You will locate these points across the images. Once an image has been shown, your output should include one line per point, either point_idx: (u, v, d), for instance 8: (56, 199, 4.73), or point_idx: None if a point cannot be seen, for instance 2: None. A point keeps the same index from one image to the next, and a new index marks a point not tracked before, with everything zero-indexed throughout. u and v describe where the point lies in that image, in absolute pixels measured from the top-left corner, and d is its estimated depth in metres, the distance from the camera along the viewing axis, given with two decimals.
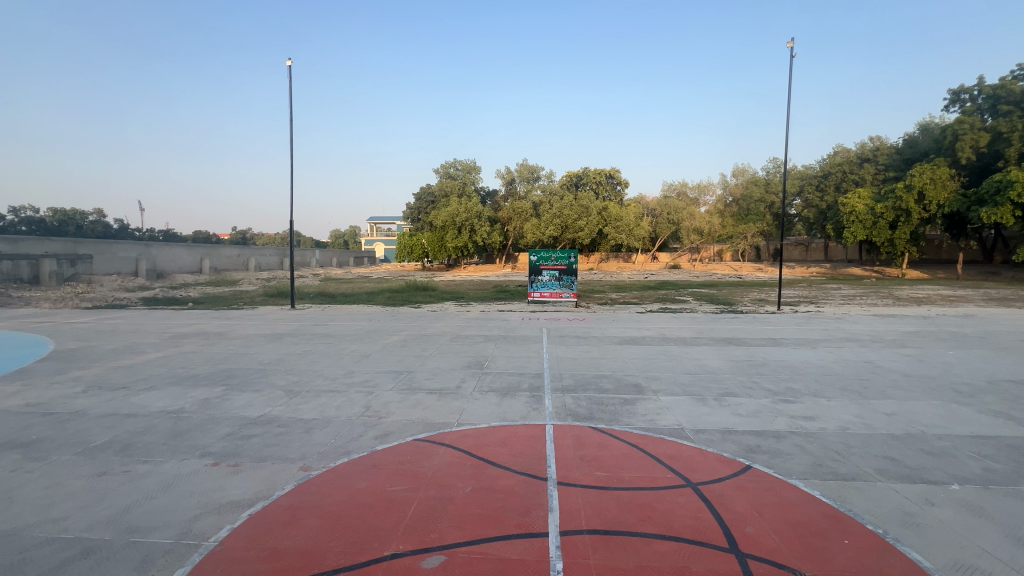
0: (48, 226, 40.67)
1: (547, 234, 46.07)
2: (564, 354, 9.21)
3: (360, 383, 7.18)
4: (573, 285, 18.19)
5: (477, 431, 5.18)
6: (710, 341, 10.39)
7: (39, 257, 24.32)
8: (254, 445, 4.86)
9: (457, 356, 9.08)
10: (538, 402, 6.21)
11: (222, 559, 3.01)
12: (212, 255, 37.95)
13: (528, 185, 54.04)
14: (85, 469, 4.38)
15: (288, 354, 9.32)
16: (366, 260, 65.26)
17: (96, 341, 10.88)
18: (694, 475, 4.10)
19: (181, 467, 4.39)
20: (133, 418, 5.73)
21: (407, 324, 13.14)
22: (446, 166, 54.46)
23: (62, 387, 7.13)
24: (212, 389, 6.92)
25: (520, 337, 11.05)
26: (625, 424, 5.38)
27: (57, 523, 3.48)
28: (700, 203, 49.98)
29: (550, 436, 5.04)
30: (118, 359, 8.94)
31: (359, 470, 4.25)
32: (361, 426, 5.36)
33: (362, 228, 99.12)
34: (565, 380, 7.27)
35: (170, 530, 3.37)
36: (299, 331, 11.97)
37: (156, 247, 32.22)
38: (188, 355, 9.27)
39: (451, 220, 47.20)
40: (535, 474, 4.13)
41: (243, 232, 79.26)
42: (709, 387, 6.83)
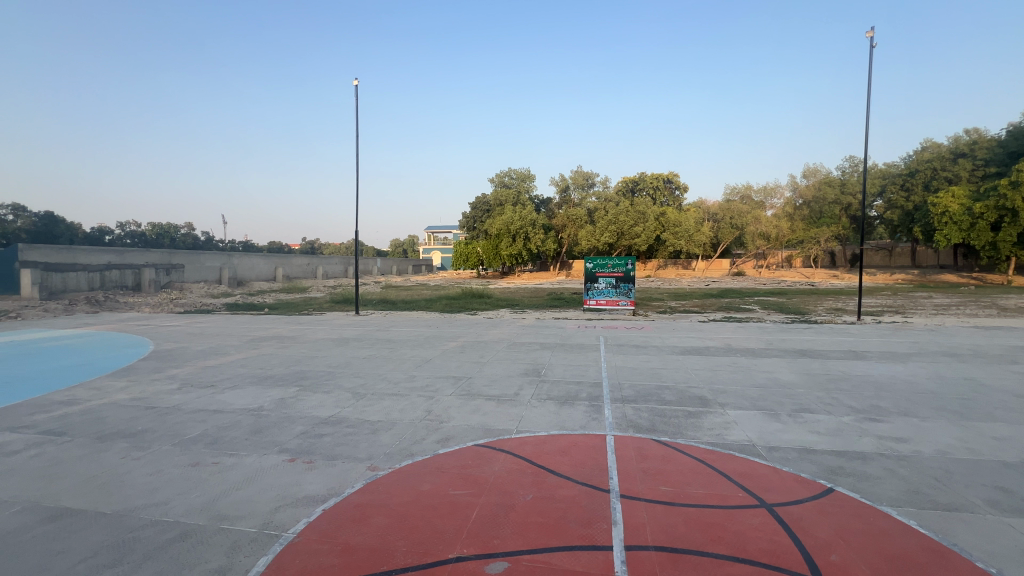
0: (148, 238, 45.44)
1: (602, 241, 45.42)
2: (623, 363, 9.01)
3: (421, 387, 7.40)
4: (630, 293, 17.79)
5: (536, 439, 5.17)
6: (780, 353, 9.77)
7: (140, 266, 27.15)
8: (326, 444, 5.13)
9: (514, 363, 9.12)
10: (597, 412, 6.10)
11: (299, 551, 3.18)
12: (285, 263, 40.71)
13: (583, 192, 53.65)
14: (181, 459, 4.82)
15: (354, 358, 9.77)
16: (424, 268, 67.48)
17: (188, 342, 12.01)
18: (768, 495, 3.86)
19: (262, 461, 4.72)
20: (219, 414, 6.25)
21: (464, 331, 13.38)
22: (502, 175, 55.35)
23: (160, 384, 7.93)
24: (287, 390, 7.40)
25: (576, 345, 10.91)
26: (691, 438, 5.16)
27: (159, 507, 3.85)
28: (766, 207, 47.45)
29: (611, 446, 4.94)
30: (206, 360, 9.79)
31: (422, 472, 4.36)
32: (423, 430, 5.51)
33: (420, 239, 102.48)
34: (625, 390, 7.09)
35: (254, 520, 3.62)
36: (363, 337, 12.54)
37: (236, 257, 35.06)
38: (266, 357, 9.97)
39: (506, 228, 47.83)
40: (597, 485, 4.06)
41: (311, 243, 84.49)
42: (782, 402, 6.40)
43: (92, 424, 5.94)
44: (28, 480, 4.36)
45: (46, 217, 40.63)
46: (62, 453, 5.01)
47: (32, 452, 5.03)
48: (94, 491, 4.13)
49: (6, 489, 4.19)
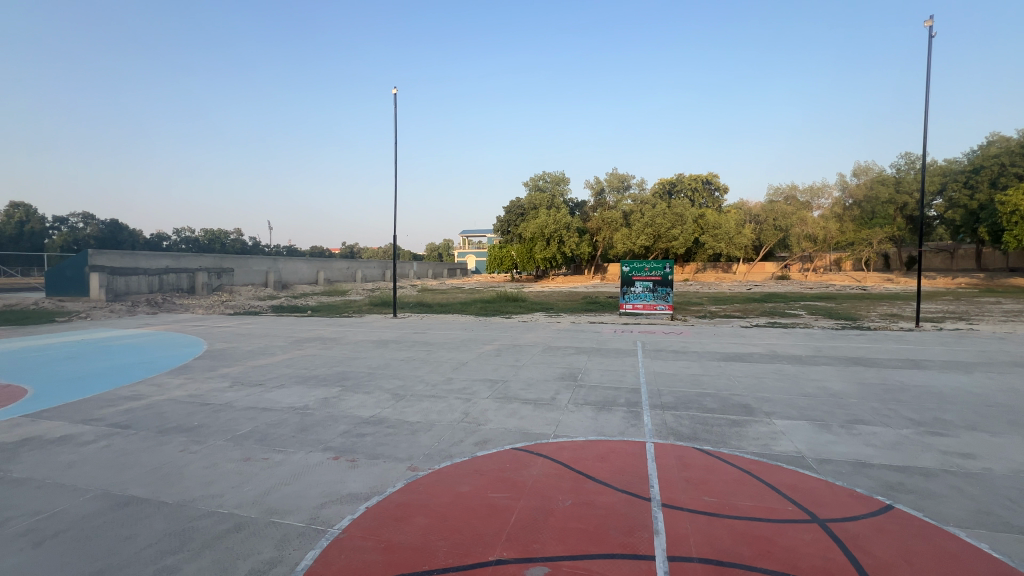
0: (201, 243, 48.17)
1: (638, 244, 44.66)
2: (662, 369, 8.82)
3: (459, 390, 7.48)
4: (668, 297, 17.41)
5: (574, 444, 5.13)
6: (831, 361, 9.30)
7: (195, 270, 28.81)
8: (368, 443, 5.28)
9: (550, 367, 9.10)
10: (635, 418, 5.99)
11: (344, 547, 3.28)
12: (326, 267, 42.20)
13: (618, 195, 53.01)
14: (234, 453, 5.07)
15: (393, 360, 10.01)
16: (459, 272, 68.37)
17: (238, 342, 12.65)
18: (820, 509, 3.68)
19: (308, 458, 4.90)
20: (268, 412, 6.54)
21: (499, 334, 13.45)
22: (536, 179, 55.46)
23: (214, 382, 8.37)
24: (330, 390, 7.65)
25: (613, 350, 10.76)
26: (735, 447, 4.99)
27: (215, 499, 4.06)
28: (812, 207, 45.48)
29: (651, 454, 4.84)
30: (255, 360, 10.27)
31: (462, 474, 4.42)
32: (461, 432, 5.57)
33: (455, 243, 103.98)
34: (664, 397, 6.93)
35: (301, 515, 3.76)
36: (401, 339, 12.83)
37: (282, 261, 36.66)
38: (310, 358, 10.36)
39: (540, 232, 47.86)
40: (637, 493, 3.98)
41: (350, 247, 87.25)
42: (834, 412, 6.09)
43: (154, 418, 6.34)
44: (99, 469, 4.70)
45: (112, 225, 43.83)
46: (128, 444, 5.37)
47: (102, 442, 5.42)
48: (157, 481, 4.40)
49: (80, 476, 4.54)
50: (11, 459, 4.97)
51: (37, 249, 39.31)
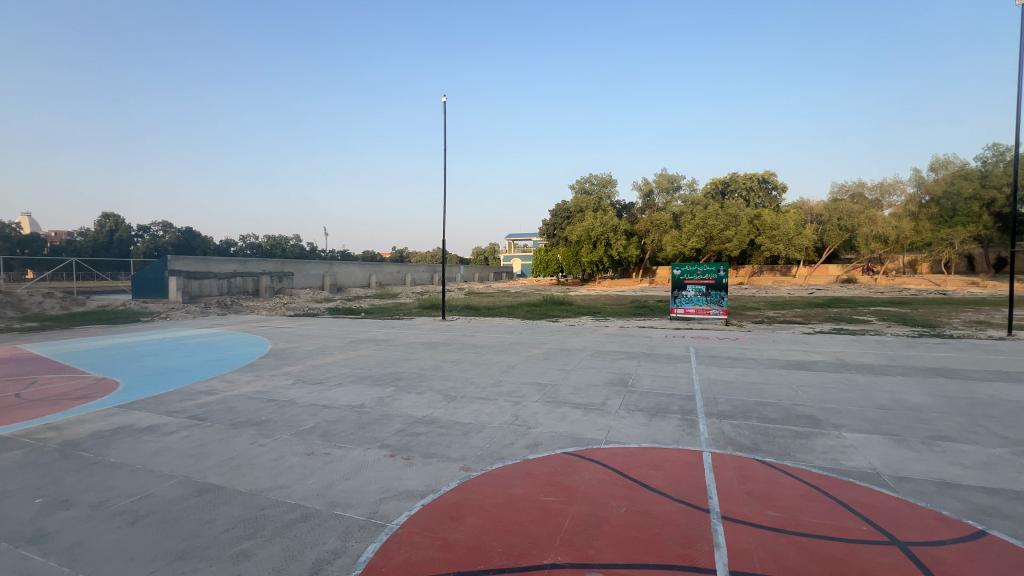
0: (264, 249, 51.32)
1: (690, 246, 43.28)
2: (716, 376, 8.49)
3: (508, 392, 7.53)
4: (722, 301, 16.76)
5: (626, 451, 5.04)
6: (908, 371, 8.58)
7: (258, 274, 30.77)
8: (422, 442, 5.42)
9: (599, 372, 8.96)
10: (691, 426, 5.81)
11: (403, 542, 3.38)
12: (378, 271, 43.76)
13: (667, 196, 51.67)
14: (299, 447, 5.37)
15: (443, 361, 10.23)
16: (505, 275, 68.94)
17: (298, 343, 13.37)
18: (899, 531, 3.41)
19: (365, 455, 5.11)
20: (327, 409, 6.87)
21: (546, 338, 13.42)
22: (582, 181, 55.10)
23: (278, 379, 8.88)
24: (384, 389, 7.92)
25: (665, 356, 10.46)
26: (800, 460, 4.73)
27: (283, 490, 4.31)
28: (882, 206, 42.48)
29: (708, 464, 4.67)
30: (315, 359, 10.81)
31: (514, 477, 4.43)
32: (512, 434, 5.61)
33: (502, 247, 105.05)
34: (721, 405, 6.66)
35: (362, 509, 3.93)
36: (450, 341, 13.09)
37: (337, 266, 38.42)
38: (365, 358, 10.77)
39: (586, 235, 47.48)
40: (695, 504, 3.85)
41: (400, 252, 90.22)
42: (913, 428, 5.62)
43: (226, 412, 6.82)
44: (182, 457, 5.12)
45: (186, 233, 47.56)
46: (206, 435, 5.81)
47: (183, 433, 5.89)
48: (230, 471, 4.74)
49: (165, 463, 4.95)
50: (108, 445, 5.50)
51: (124, 255, 43.32)
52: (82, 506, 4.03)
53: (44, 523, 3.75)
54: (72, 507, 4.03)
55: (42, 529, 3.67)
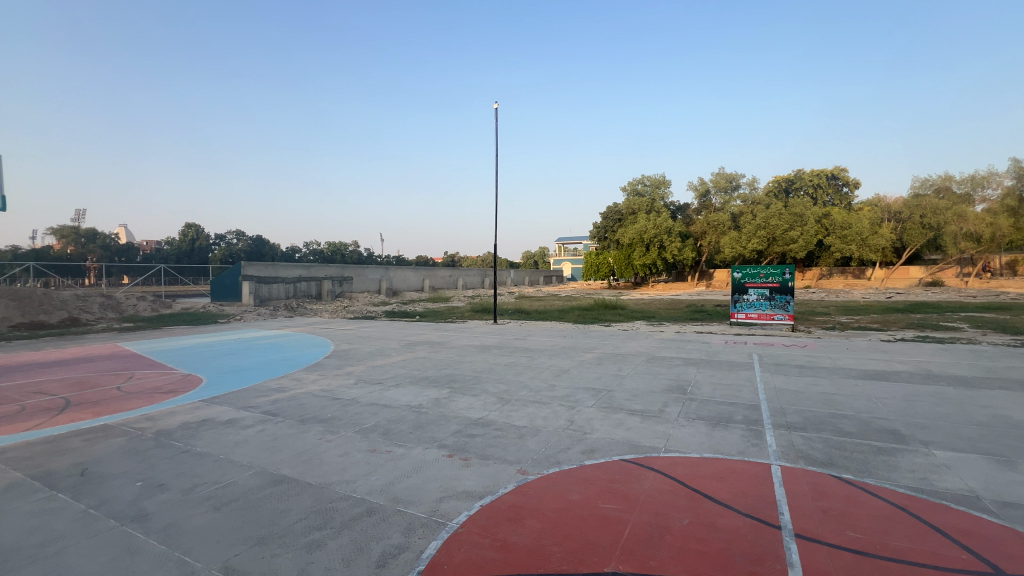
0: (326, 255, 54.23)
1: (750, 247, 41.23)
2: (783, 385, 8.02)
3: (563, 397, 7.50)
4: (788, 306, 15.82)
5: (687, 460, 4.86)
6: (1009, 385, 7.70)
7: (321, 279, 32.51)
8: (478, 444, 5.51)
9: (655, 378, 8.72)
10: (757, 437, 5.52)
11: (463, 541, 3.45)
12: (431, 275, 45.04)
13: (725, 196, 49.61)
14: (363, 444, 5.60)
15: (496, 364, 10.34)
16: (555, 279, 68.72)
17: (357, 344, 14.02)
18: (1008, 564, 3.05)
19: (424, 454, 5.25)
20: (387, 409, 7.12)
21: (599, 343, 13.24)
22: (634, 183, 54.04)
23: (341, 379, 9.32)
24: (440, 391, 8.12)
25: (725, 363, 10.00)
26: (884, 478, 4.36)
27: (350, 484, 4.53)
28: (974, 201, 38.56)
29: (777, 477, 4.42)
30: (374, 360, 11.25)
31: (571, 482, 4.41)
32: (568, 439, 5.58)
33: (552, 250, 104.76)
34: (790, 417, 6.27)
35: (423, 506, 4.05)
36: (503, 344, 13.21)
37: (393, 270, 39.96)
38: (420, 360, 11.08)
39: (639, 237, 46.46)
40: (764, 520, 3.66)
41: (452, 257, 92.61)
42: (1017, 449, 5.02)
43: (295, 408, 7.25)
44: (258, 450, 5.49)
45: (257, 241, 51.22)
46: (279, 430, 6.21)
47: (258, 427, 6.33)
48: (301, 464, 5.03)
49: (243, 455, 5.33)
50: (194, 436, 6.02)
51: (203, 262, 47.28)
52: (175, 491, 4.42)
53: (145, 504, 4.16)
54: (166, 491, 4.44)
55: (143, 509, 4.07)
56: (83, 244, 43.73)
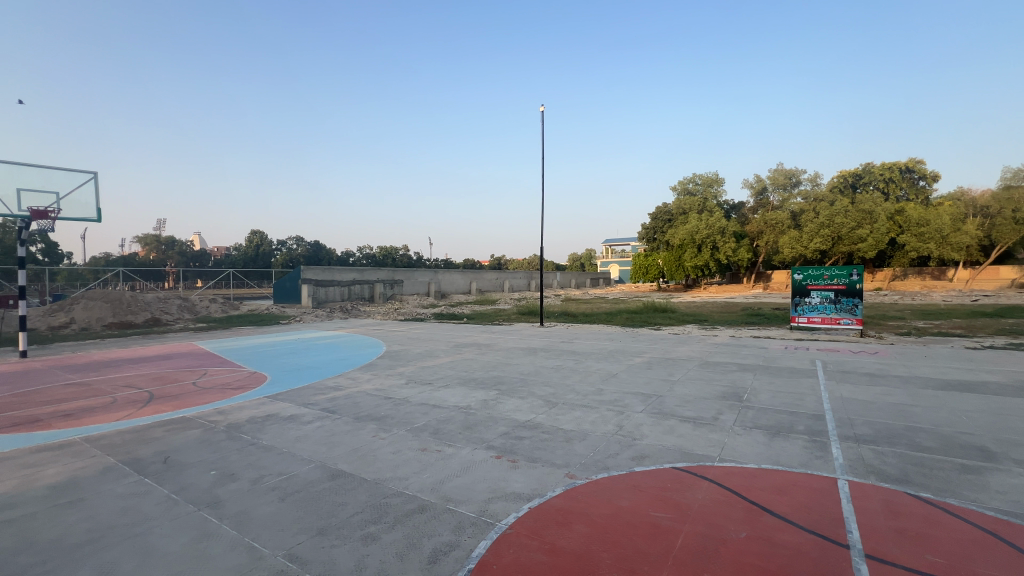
0: (378, 258, 56.37)
1: (812, 247, 38.82)
2: (851, 394, 7.49)
3: (611, 401, 7.38)
4: (856, 310, 14.76)
5: (744, 470, 4.67)
6: None
7: (374, 282, 33.80)
8: (526, 446, 5.54)
9: (709, 384, 8.39)
10: (820, 449, 5.20)
11: (512, 542, 3.48)
12: (478, 279, 45.68)
13: (784, 193, 47.12)
14: (415, 443, 5.77)
15: (543, 367, 10.33)
16: (602, 281, 67.76)
17: (407, 345, 14.45)
18: None
19: (473, 455, 5.34)
20: (437, 409, 7.30)
21: (648, 346, 12.94)
22: (685, 182, 52.44)
23: (392, 379, 9.63)
24: (488, 393, 8.20)
25: (786, 369, 9.47)
26: (968, 499, 3.99)
27: (402, 481, 4.69)
28: None
29: (844, 493, 4.15)
30: (423, 361, 11.55)
31: (620, 488, 4.33)
32: (617, 444, 5.50)
33: (598, 253, 103.23)
34: (858, 428, 5.86)
35: (472, 506, 4.11)
36: (549, 347, 13.18)
37: (441, 273, 40.94)
38: (468, 362, 11.26)
39: (690, 237, 45.02)
40: (831, 537, 3.44)
41: (499, 259, 93.70)
42: None
43: (351, 406, 7.59)
44: (317, 445, 5.79)
45: (314, 246, 54.03)
46: (336, 426, 6.52)
47: (318, 423, 6.68)
48: (357, 460, 5.25)
49: (305, 449, 5.65)
50: (261, 429, 6.43)
51: (267, 266, 50.48)
52: (244, 480, 4.75)
53: (219, 492, 4.50)
54: (236, 480, 4.77)
55: (217, 496, 4.40)
56: (164, 250, 48.03)
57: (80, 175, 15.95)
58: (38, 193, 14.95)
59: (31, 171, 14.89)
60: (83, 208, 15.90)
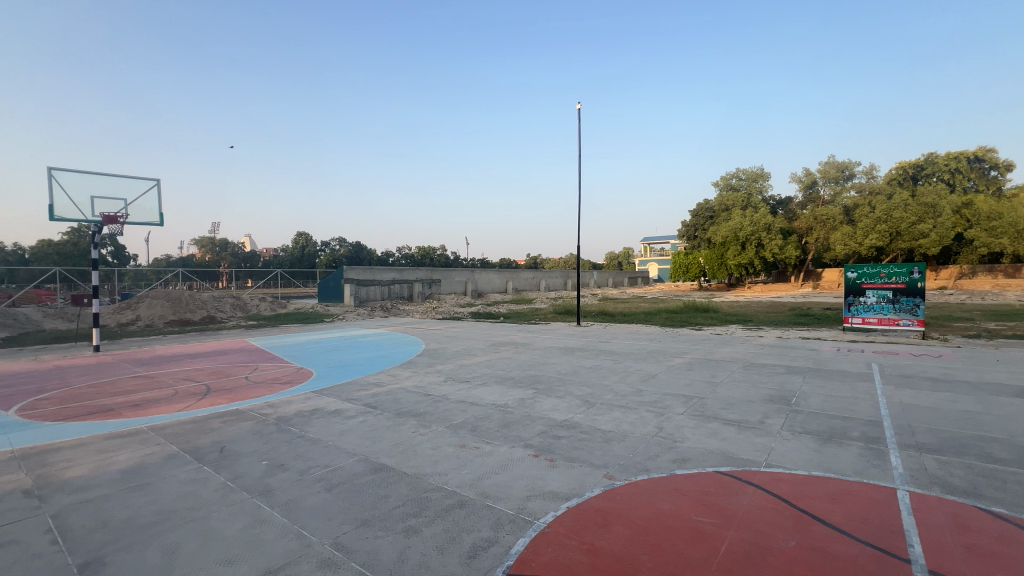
0: (416, 258, 57.51)
1: (867, 243, 36.51)
2: (911, 400, 7.02)
3: (651, 402, 7.23)
4: (916, 310, 13.82)
5: (793, 477, 4.47)
6: None
7: (413, 282, 34.44)
8: (564, 446, 5.52)
9: (754, 386, 8.10)
10: (878, 457, 4.91)
11: (550, 541, 3.47)
12: (515, 278, 45.76)
13: (837, 186, 44.70)
14: (453, 439, 5.88)
15: (581, 367, 10.24)
16: (640, 280, 66.55)
17: (445, 344, 14.63)
18: None
19: (511, 453, 5.37)
20: (475, 406, 7.39)
21: (689, 347, 12.60)
22: (728, 177, 50.67)
23: (432, 376, 9.82)
24: (526, 392, 8.22)
25: (839, 372, 8.98)
26: None
27: (442, 476, 4.78)
28: None
29: (904, 504, 3.90)
30: (461, 359, 11.71)
31: (661, 491, 4.24)
32: (657, 446, 5.39)
33: (636, 252, 101.16)
34: (920, 437, 5.49)
35: (511, 503, 4.14)
36: (587, 347, 13.07)
37: (477, 272, 41.32)
38: (505, 361, 11.31)
39: (733, 235, 43.47)
40: (889, 551, 3.24)
41: (534, 258, 93.53)
42: None
43: (392, 402, 7.79)
44: (360, 438, 5.99)
45: (356, 246, 55.78)
46: (378, 421, 6.71)
47: (361, 418, 6.90)
48: (398, 455, 5.39)
49: (349, 443, 5.85)
50: (308, 423, 6.72)
51: (311, 267, 52.48)
52: (293, 471, 4.97)
53: (270, 481, 4.73)
54: (286, 470, 5.00)
55: (268, 485, 4.63)
56: (218, 252, 50.74)
57: (144, 182, 17.10)
58: (108, 200, 16.11)
59: (101, 180, 16.07)
60: (146, 213, 17.08)
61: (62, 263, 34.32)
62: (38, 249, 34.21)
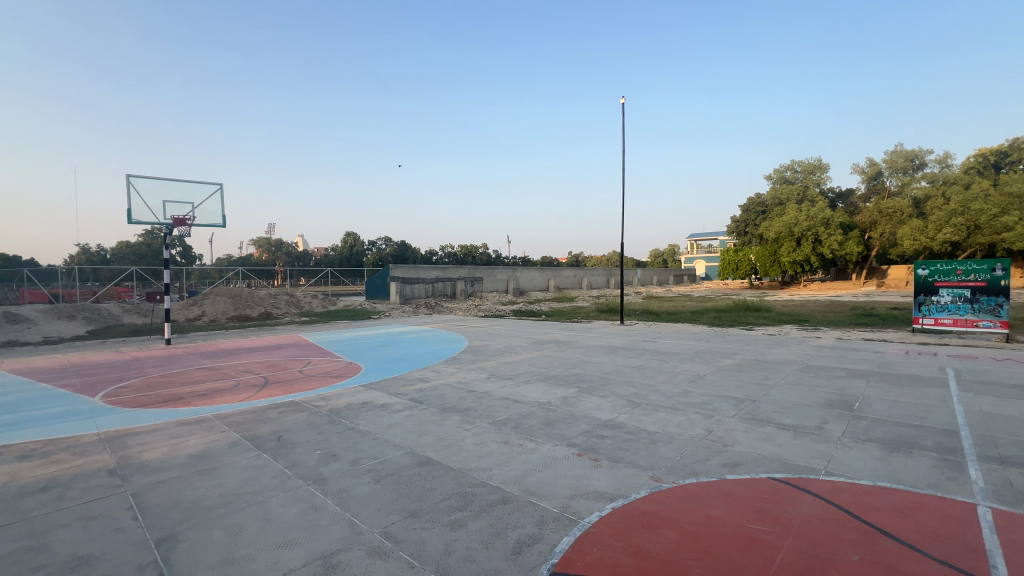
0: (459, 257, 58.31)
1: (941, 238, 33.74)
2: (994, 409, 6.41)
3: (699, 404, 7.00)
4: (999, 311, 12.63)
5: (856, 487, 4.20)
6: None
7: (456, 279, 34.97)
8: (609, 446, 5.44)
9: (811, 390, 7.67)
10: (953, 469, 4.55)
11: (595, 541, 3.44)
12: (556, 275, 45.54)
13: (905, 177, 41.58)
14: (497, 436, 5.92)
15: (625, 366, 10.05)
16: (686, 277, 64.45)
17: (488, 341, 14.79)
18: None
19: (555, 451, 5.35)
20: (518, 404, 7.41)
21: (740, 347, 12.10)
22: (782, 169, 48.26)
23: (474, 373, 9.93)
24: (569, 390, 8.16)
25: (908, 377, 8.34)
26: None
27: (486, 472, 4.83)
28: None
29: (984, 522, 3.58)
30: (503, 357, 11.77)
31: (711, 496, 4.10)
32: (705, 450, 5.21)
33: (683, 249, 98.08)
34: (1002, 449, 5.01)
35: (555, 502, 4.13)
36: (631, 345, 12.83)
37: (519, 270, 41.43)
38: (548, 359, 11.28)
39: (788, 230, 41.34)
40: (966, 571, 2.99)
41: (576, 258, 92.55)
42: None
43: (437, 398, 7.96)
44: (407, 432, 6.16)
45: (401, 246, 57.19)
46: (423, 416, 6.88)
47: (407, 412, 7.10)
48: (443, 449, 5.49)
49: (396, 436, 6.02)
50: (357, 415, 6.98)
51: (359, 266, 54.34)
52: (344, 461, 5.18)
53: (323, 470, 4.94)
54: (338, 460, 5.22)
55: (322, 473, 4.85)
56: (274, 252, 53.47)
57: (209, 186, 18.30)
58: (177, 204, 17.37)
59: (172, 185, 17.34)
60: (211, 215, 18.28)
61: (138, 263, 37.29)
62: (118, 249, 37.40)
